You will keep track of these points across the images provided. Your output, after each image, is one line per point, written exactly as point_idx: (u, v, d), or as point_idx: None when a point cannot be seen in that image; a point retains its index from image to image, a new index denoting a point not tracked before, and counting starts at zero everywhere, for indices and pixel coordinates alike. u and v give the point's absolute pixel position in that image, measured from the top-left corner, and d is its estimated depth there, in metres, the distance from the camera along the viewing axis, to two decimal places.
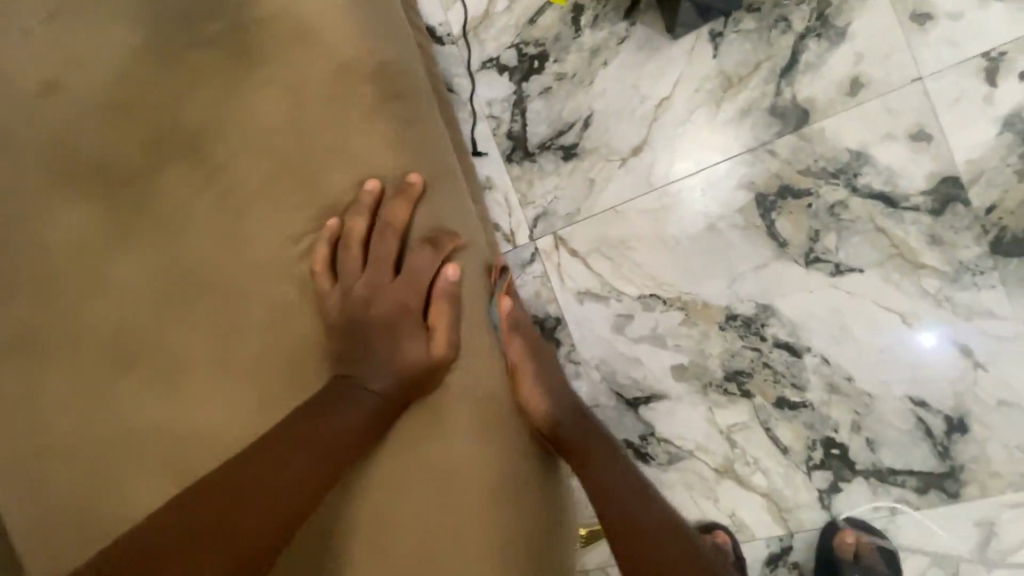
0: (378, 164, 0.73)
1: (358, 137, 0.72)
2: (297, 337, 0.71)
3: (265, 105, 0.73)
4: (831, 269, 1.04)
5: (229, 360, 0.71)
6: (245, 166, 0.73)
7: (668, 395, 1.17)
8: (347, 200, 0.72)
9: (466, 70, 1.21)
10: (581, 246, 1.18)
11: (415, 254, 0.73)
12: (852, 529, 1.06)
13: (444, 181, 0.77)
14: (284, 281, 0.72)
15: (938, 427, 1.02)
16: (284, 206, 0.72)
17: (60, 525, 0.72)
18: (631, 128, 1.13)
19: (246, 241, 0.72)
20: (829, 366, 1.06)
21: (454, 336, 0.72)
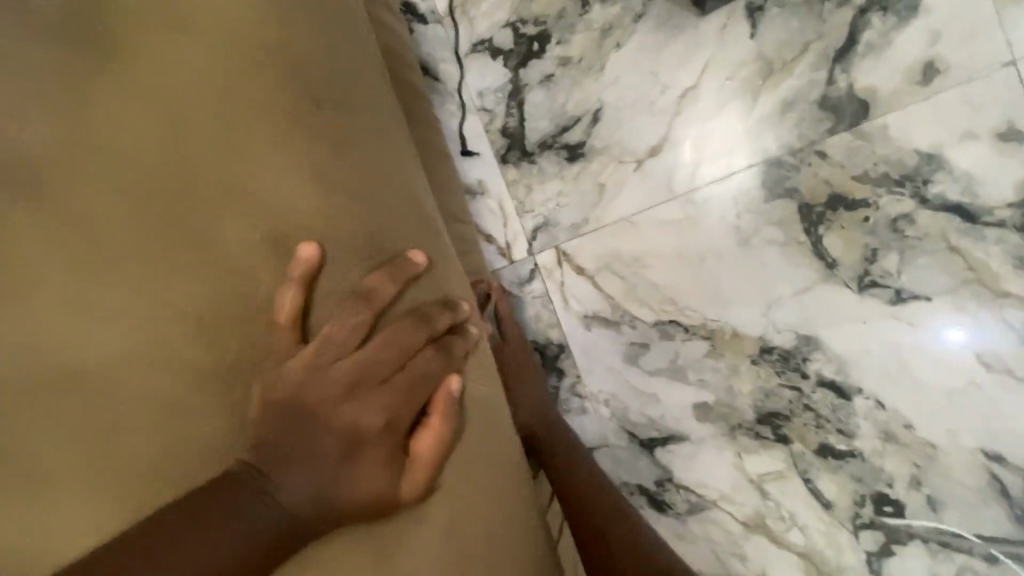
0: (310, 201, 0.54)
1: (281, 165, 0.54)
2: (187, 434, 0.48)
3: (145, 109, 0.52)
4: (890, 295, 0.86)
5: (72, 470, 0.46)
6: (104, 186, 0.50)
7: (690, 437, 1.00)
8: (268, 229, 0.53)
9: (453, 55, 1.02)
10: (588, 263, 1.01)
11: (399, 333, 0.54)
12: None
13: (401, 216, 0.59)
14: (170, 356, 0.49)
15: (1017, 486, 0.85)
16: (176, 248, 0.51)
17: None
18: (648, 125, 0.94)
19: (106, 292, 0.49)
20: (883, 411, 0.89)
21: (440, 450, 0.54)
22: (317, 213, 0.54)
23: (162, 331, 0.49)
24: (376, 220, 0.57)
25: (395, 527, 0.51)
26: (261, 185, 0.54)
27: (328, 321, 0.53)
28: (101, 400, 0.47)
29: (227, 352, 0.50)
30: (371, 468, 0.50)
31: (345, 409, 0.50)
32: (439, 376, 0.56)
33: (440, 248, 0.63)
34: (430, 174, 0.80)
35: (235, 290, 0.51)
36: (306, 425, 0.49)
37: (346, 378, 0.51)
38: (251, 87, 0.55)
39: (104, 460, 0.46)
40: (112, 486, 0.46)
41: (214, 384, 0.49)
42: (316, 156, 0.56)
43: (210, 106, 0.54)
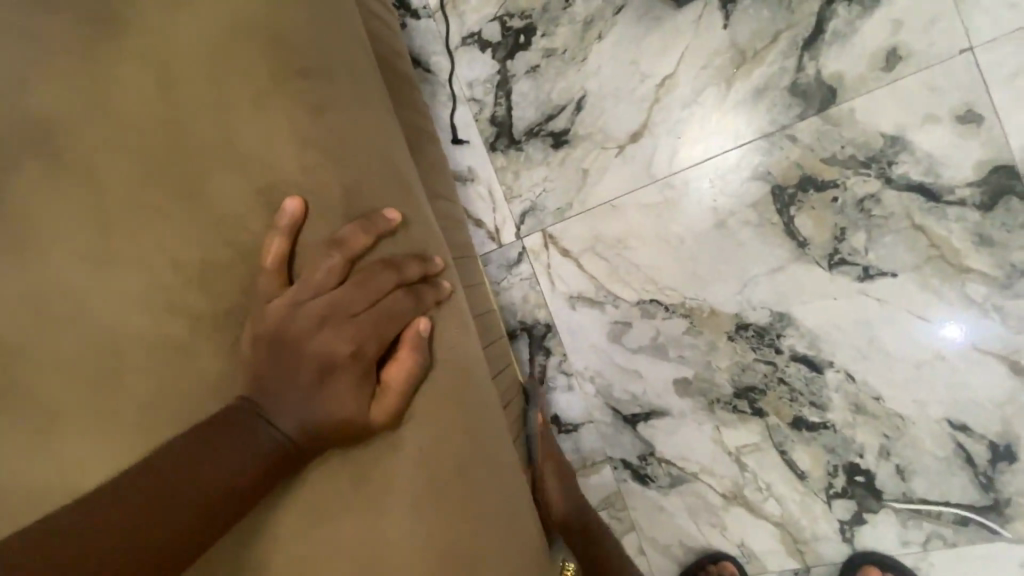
0: (291, 163, 0.58)
1: (265, 125, 0.59)
2: (191, 375, 0.53)
3: (144, 77, 0.56)
4: (858, 272, 0.90)
5: (96, 410, 0.51)
6: (113, 149, 0.54)
7: (670, 412, 1.04)
8: (259, 190, 0.57)
9: (445, 49, 1.08)
10: (573, 245, 1.06)
11: (374, 278, 0.59)
12: (877, 565, 0.94)
13: (379, 177, 0.64)
14: (176, 301, 0.54)
15: (981, 454, 0.88)
16: (177, 203, 0.55)
17: None
18: (628, 112, 0.99)
19: (116, 245, 0.54)
20: (854, 383, 0.93)
21: (412, 384, 0.59)
22: (299, 170, 0.59)
23: (165, 284, 0.54)
24: (354, 178, 0.62)
25: (374, 459, 0.57)
26: (252, 146, 0.58)
27: (309, 265, 0.57)
28: (107, 351, 0.52)
29: (220, 302, 0.55)
30: (346, 399, 0.55)
31: (322, 342, 0.54)
32: (409, 319, 0.61)
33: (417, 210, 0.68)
34: (420, 155, 0.84)
35: (227, 240, 0.56)
36: (284, 361, 0.53)
37: (325, 315, 0.55)
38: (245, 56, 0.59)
39: (111, 404, 0.51)
40: (117, 428, 0.51)
41: (208, 332, 0.54)
42: (304, 115, 0.60)
43: (203, 75, 0.58)
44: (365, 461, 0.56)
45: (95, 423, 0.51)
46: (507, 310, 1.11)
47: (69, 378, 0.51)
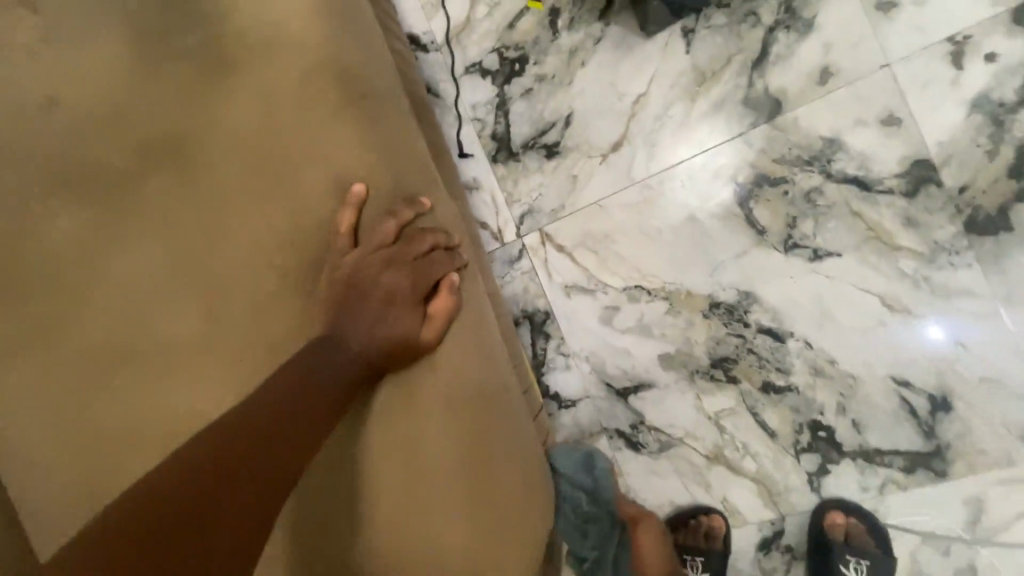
0: (350, 164, 0.73)
1: (331, 134, 0.73)
2: (285, 329, 0.71)
3: (243, 107, 0.74)
4: (809, 253, 1.06)
5: (226, 349, 0.72)
6: (231, 164, 0.73)
7: (656, 383, 1.19)
8: (326, 193, 0.73)
9: (451, 76, 1.25)
10: (566, 241, 1.22)
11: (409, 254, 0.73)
12: (842, 510, 1.08)
13: (416, 172, 0.77)
14: (273, 276, 0.72)
15: (922, 405, 1.03)
16: (271, 202, 0.73)
17: (55, 517, 0.72)
18: (609, 125, 1.16)
19: (234, 233, 0.73)
20: (812, 349, 1.08)
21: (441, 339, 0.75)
22: (359, 171, 0.73)
23: (266, 266, 0.73)
24: (398, 172, 0.74)
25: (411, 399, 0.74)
26: (309, 171, 0.73)
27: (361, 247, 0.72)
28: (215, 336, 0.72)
29: (302, 276, 0.72)
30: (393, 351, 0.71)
31: (373, 305, 0.71)
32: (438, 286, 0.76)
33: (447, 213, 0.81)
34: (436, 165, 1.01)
35: (307, 228, 0.73)
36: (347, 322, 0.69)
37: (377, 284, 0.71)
38: (300, 100, 0.73)
39: (222, 376, 0.72)
40: (241, 363, 0.72)
41: (297, 299, 0.72)
42: (346, 137, 0.73)
43: (271, 119, 0.73)
44: (406, 401, 0.74)
45: (210, 388, 0.71)
46: (510, 301, 1.26)
47: (193, 358, 0.72)
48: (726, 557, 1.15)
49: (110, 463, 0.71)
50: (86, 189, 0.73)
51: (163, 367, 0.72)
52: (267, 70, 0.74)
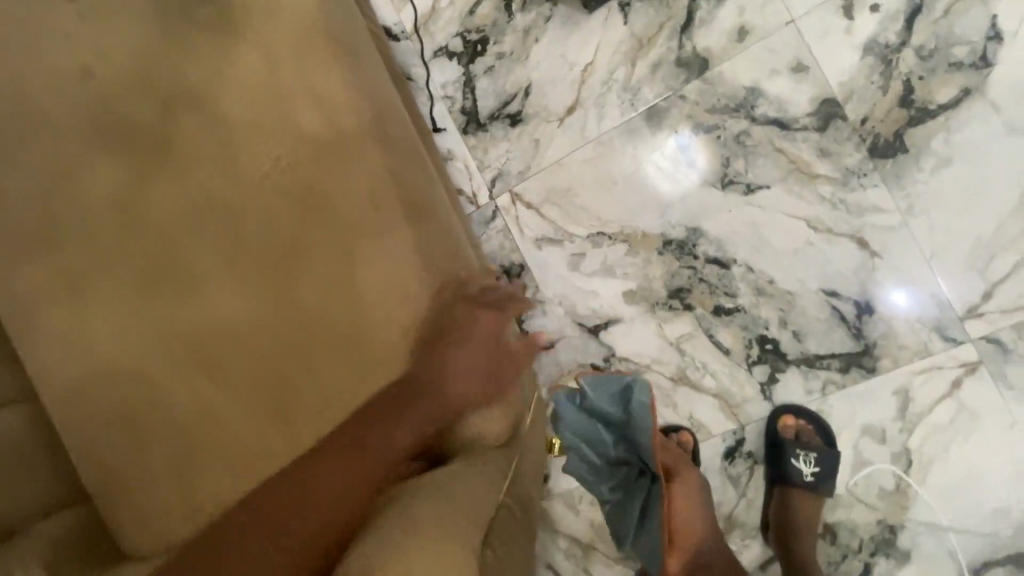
0: (333, 95, 0.78)
1: (316, 70, 0.79)
2: (283, 247, 0.77)
3: (234, 56, 0.80)
4: (743, 188, 1.22)
5: (233, 270, 0.79)
6: (229, 107, 0.80)
7: (623, 318, 1.32)
8: (309, 125, 0.78)
9: (421, 60, 1.41)
10: (534, 199, 1.36)
11: (380, 168, 0.78)
12: (792, 413, 1.22)
13: (389, 102, 0.84)
14: (269, 200, 0.78)
15: (850, 312, 1.18)
16: (262, 135, 0.79)
17: (103, 434, 0.82)
18: (563, 92, 1.32)
19: (233, 166, 0.79)
20: (753, 273, 1.23)
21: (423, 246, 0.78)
22: (343, 101, 0.78)
23: (261, 195, 0.78)
24: (377, 103, 0.82)
25: (399, 302, 0.76)
26: (296, 124, 0.78)
27: (345, 166, 0.77)
28: (220, 283, 0.79)
29: (296, 200, 0.77)
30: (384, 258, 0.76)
31: (359, 218, 0.76)
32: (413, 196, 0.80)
33: (419, 152, 0.86)
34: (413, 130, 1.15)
35: (298, 156, 0.78)
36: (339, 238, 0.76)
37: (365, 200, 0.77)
38: (278, 65, 0.79)
39: (229, 311, 0.79)
40: (246, 281, 0.78)
41: (295, 221, 0.77)
42: (334, 73, 0.79)
43: (255, 89, 0.79)
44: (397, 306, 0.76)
45: (223, 327, 0.79)
46: (488, 257, 1.40)
47: (200, 301, 0.80)
48: (696, 469, 1.28)
49: (147, 380, 0.81)
50: (109, 144, 0.82)
51: (179, 318, 0.80)
52: (244, 42, 0.80)
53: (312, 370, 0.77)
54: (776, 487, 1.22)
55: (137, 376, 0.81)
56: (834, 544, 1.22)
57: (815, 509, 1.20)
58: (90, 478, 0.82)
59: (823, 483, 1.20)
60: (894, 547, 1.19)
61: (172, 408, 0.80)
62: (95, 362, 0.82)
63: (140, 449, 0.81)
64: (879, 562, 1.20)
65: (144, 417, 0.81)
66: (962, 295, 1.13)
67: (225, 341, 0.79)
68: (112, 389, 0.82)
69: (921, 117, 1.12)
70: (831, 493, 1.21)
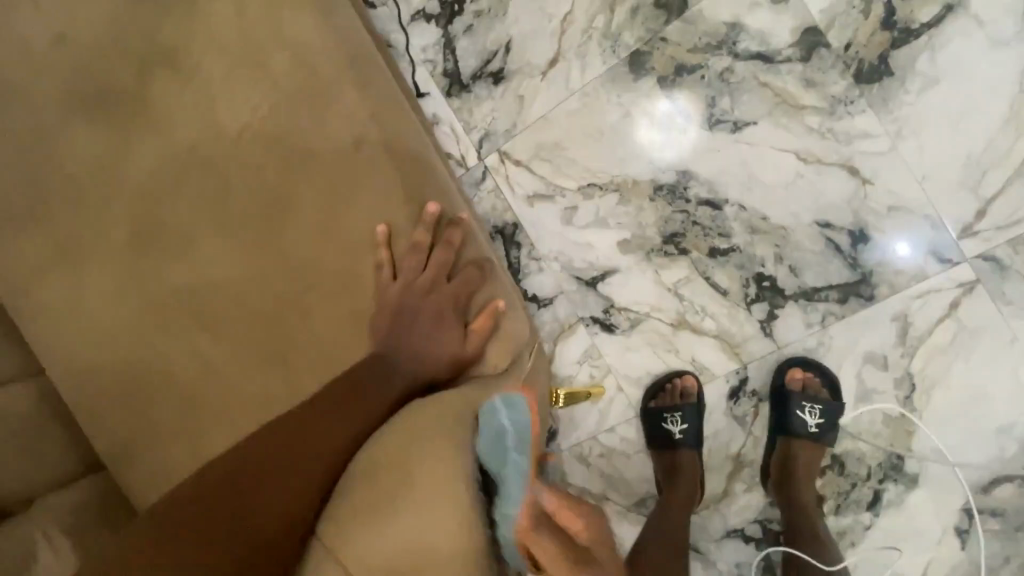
0: (306, 38, 0.78)
1: (287, 14, 0.78)
2: (270, 196, 0.78)
3: (206, 10, 0.80)
4: (730, 126, 1.22)
5: (223, 224, 0.79)
6: (205, 60, 0.79)
7: (619, 269, 1.32)
8: (284, 70, 0.78)
9: (400, 26, 1.40)
10: (522, 156, 1.36)
11: (359, 108, 0.78)
12: (801, 366, 1.22)
13: (365, 43, 0.83)
14: (251, 150, 0.78)
15: (845, 242, 1.18)
16: (239, 85, 0.78)
17: (110, 398, 0.83)
18: (544, 45, 1.31)
19: (212, 119, 0.79)
20: (746, 211, 1.23)
21: (408, 184, 0.78)
22: (317, 44, 0.78)
23: (243, 145, 0.78)
24: (352, 43, 0.81)
25: (386, 241, 0.77)
26: (269, 73, 0.78)
27: (323, 110, 0.78)
28: (209, 238, 0.80)
29: (278, 147, 0.78)
30: (370, 198, 0.77)
31: (340, 160, 0.77)
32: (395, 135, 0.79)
33: (397, 92, 0.85)
34: None
35: (276, 103, 0.78)
36: (323, 182, 0.77)
37: (345, 142, 0.77)
38: (251, 17, 0.79)
39: (221, 265, 0.80)
40: (235, 233, 0.79)
41: (278, 168, 0.78)
42: (306, 16, 0.78)
43: (228, 39, 0.79)
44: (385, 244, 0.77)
45: (216, 280, 0.80)
46: (481, 219, 1.40)
47: (192, 258, 0.80)
48: (702, 409, 1.28)
49: (148, 340, 0.82)
50: (92, 110, 0.82)
51: (173, 276, 0.81)
52: None
53: (308, 315, 0.78)
54: (780, 436, 1.23)
55: (140, 339, 0.82)
56: (842, 474, 1.24)
57: (818, 459, 1.21)
58: (103, 444, 0.84)
59: (827, 433, 1.21)
60: (902, 472, 1.21)
61: (174, 365, 0.81)
62: (95, 329, 0.83)
63: (148, 409, 0.82)
64: (888, 487, 1.21)
65: (148, 377, 0.82)
66: (956, 215, 1.13)
67: (220, 295, 0.80)
68: (114, 353, 0.83)
69: (905, 38, 1.12)
70: (833, 442, 1.22)
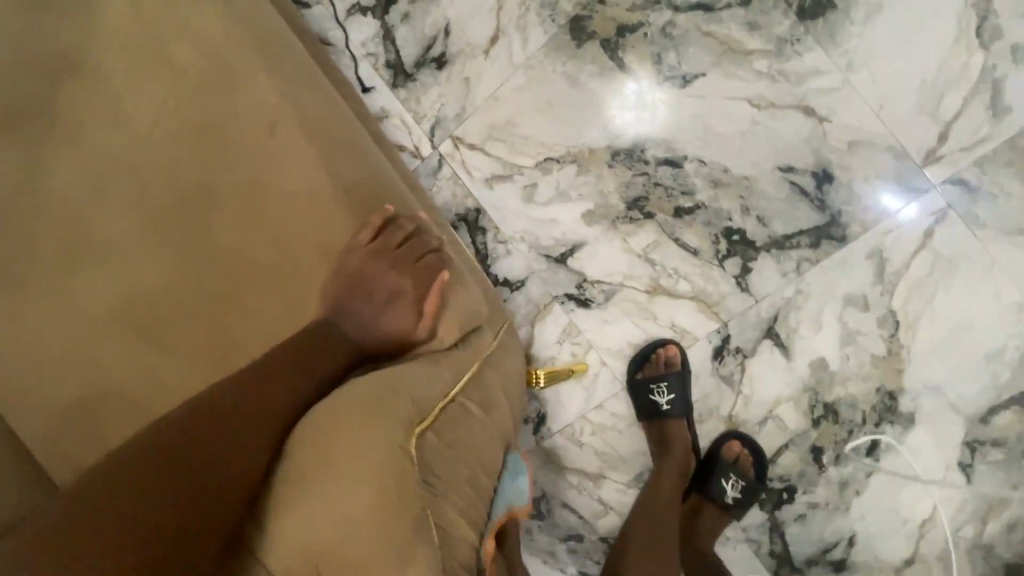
0: (214, 31, 0.83)
1: (191, 11, 0.83)
2: (203, 187, 0.83)
3: (116, 19, 0.84)
4: (680, 81, 1.19)
5: (155, 224, 0.82)
6: (119, 67, 0.83)
7: (587, 241, 1.29)
8: (197, 66, 0.83)
9: (337, 23, 1.37)
10: (476, 139, 1.33)
11: (275, 92, 0.83)
12: (738, 440, 1.24)
13: (273, 30, 0.88)
14: (177, 147, 0.83)
15: (810, 184, 1.15)
16: (156, 86, 0.83)
17: (52, 418, 0.80)
18: (483, 22, 1.28)
19: (133, 125, 0.83)
20: (706, 165, 1.20)
21: (332, 159, 0.84)
22: (225, 35, 0.83)
23: (168, 143, 0.83)
24: (260, 31, 0.86)
25: (321, 215, 0.83)
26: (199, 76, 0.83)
27: (243, 99, 0.83)
28: (155, 238, 0.82)
29: (203, 139, 0.83)
30: (298, 176, 0.82)
31: (266, 143, 0.83)
32: (316, 115, 0.85)
33: (315, 76, 0.91)
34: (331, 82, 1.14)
35: (197, 99, 0.83)
36: (253, 166, 0.83)
37: (268, 126, 0.83)
38: (162, 23, 0.83)
39: (155, 263, 0.82)
40: (169, 229, 0.82)
41: (206, 160, 0.83)
42: (208, 8, 0.83)
43: (138, 44, 0.83)
44: (318, 218, 0.82)
45: (157, 278, 0.81)
46: (443, 209, 1.36)
47: (125, 263, 0.82)
48: (687, 376, 1.25)
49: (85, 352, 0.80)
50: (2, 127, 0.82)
51: (107, 284, 0.81)
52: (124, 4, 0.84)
53: (252, 294, 0.82)
54: (695, 494, 1.26)
55: (76, 354, 0.80)
56: (837, 423, 1.20)
57: (717, 530, 1.24)
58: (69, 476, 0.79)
59: (737, 509, 1.23)
60: (897, 413, 1.17)
61: (115, 374, 0.80)
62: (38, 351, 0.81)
63: (92, 425, 0.79)
64: (885, 430, 1.18)
65: (89, 391, 0.80)
66: (918, 142, 1.10)
67: (159, 290, 0.81)
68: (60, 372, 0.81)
69: None
70: (740, 517, 1.24)
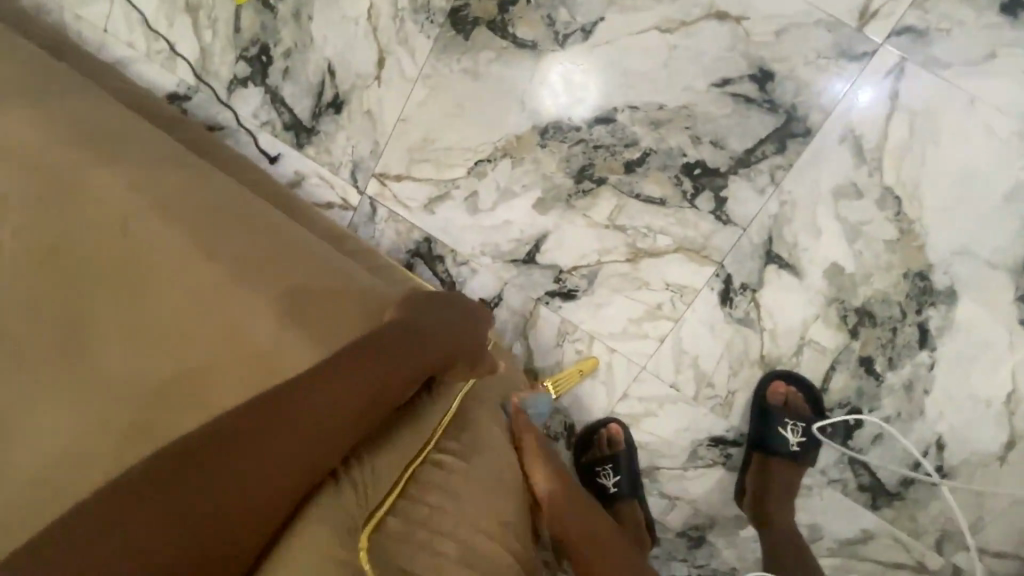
0: (81, 145, 0.84)
1: (55, 134, 0.84)
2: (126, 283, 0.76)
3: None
4: (580, 35, 1.11)
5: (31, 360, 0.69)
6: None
7: (549, 230, 1.19)
8: (77, 175, 0.81)
9: (222, 104, 1.30)
10: (399, 168, 1.24)
11: (167, 181, 0.85)
12: (783, 379, 1.13)
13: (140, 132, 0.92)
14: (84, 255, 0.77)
15: (752, 89, 1.06)
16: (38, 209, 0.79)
17: None
18: (363, 50, 1.20)
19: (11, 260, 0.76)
20: (639, 109, 1.11)
21: (250, 224, 0.85)
22: (94, 146, 0.85)
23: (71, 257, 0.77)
24: (130, 137, 0.89)
25: (265, 267, 0.79)
26: (93, 196, 0.80)
27: (135, 190, 0.81)
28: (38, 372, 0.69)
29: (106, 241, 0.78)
30: (226, 243, 0.80)
31: (177, 222, 0.80)
32: (216, 190, 0.88)
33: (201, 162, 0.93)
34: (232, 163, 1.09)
35: (88, 206, 0.80)
36: (172, 246, 0.78)
37: (172, 209, 0.81)
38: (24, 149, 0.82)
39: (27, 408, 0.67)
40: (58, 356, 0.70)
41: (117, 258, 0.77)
42: (67, 131, 0.85)
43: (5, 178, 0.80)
44: (262, 270, 0.79)
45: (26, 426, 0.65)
46: (393, 251, 1.27)
47: None
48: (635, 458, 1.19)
49: None
50: None
51: None
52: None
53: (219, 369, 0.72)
54: (759, 454, 1.13)
55: None
56: (877, 325, 1.09)
57: (798, 480, 1.12)
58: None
59: (808, 452, 1.13)
60: (935, 292, 1.06)
61: None
62: None
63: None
64: (930, 315, 1.06)
65: None
66: (845, 6, 1.01)
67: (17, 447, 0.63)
68: None
69: None
70: (814, 461, 1.14)
